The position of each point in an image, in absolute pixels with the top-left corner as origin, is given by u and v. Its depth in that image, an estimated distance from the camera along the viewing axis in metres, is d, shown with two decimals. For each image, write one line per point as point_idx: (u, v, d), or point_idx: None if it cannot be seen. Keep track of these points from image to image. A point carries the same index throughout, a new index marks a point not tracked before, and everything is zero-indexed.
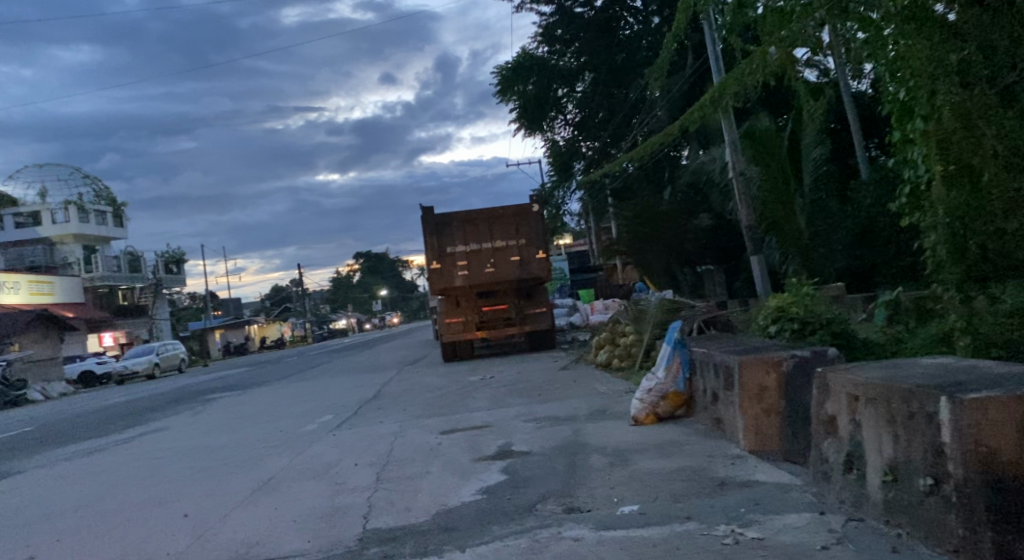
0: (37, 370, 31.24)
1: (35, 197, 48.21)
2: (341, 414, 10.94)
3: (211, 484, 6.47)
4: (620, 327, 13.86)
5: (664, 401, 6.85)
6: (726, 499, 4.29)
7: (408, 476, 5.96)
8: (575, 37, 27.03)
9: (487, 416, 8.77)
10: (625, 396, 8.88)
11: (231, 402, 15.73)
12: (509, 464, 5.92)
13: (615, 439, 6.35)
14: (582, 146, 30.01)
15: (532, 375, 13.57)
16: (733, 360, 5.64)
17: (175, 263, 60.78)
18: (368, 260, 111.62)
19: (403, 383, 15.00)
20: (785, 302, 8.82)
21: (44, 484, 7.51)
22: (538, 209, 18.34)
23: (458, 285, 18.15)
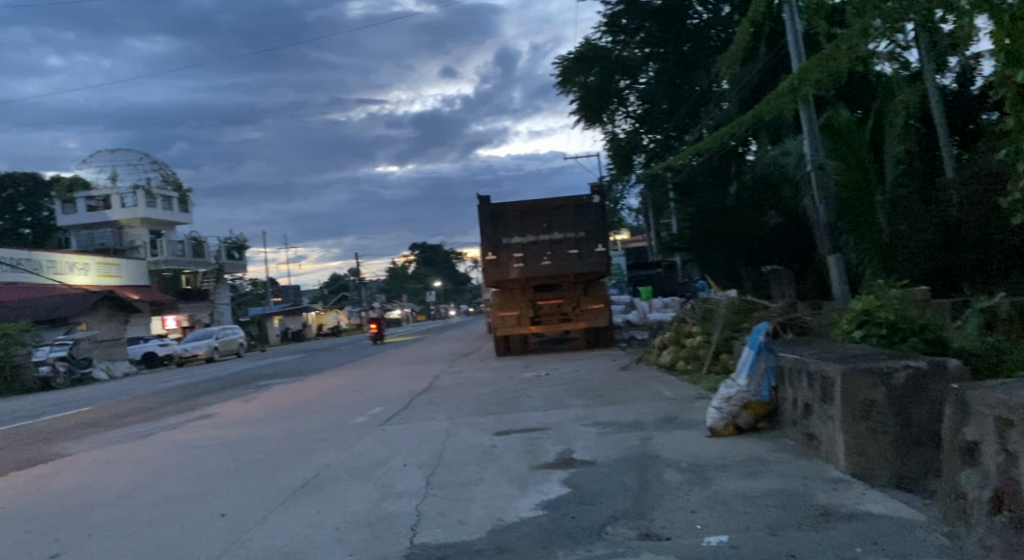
0: (103, 351, 32.20)
1: (106, 182, 49.72)
2: (391, 408, 10.57)
3: (254, 481, 6.10)
4: (685, 327, 13.06)
5: (745, 411, 6.17)
6: (835, 534, 3.61)
7: (460, 482, 5.45)
8: (641, 26, 26.46)
9: (545, 417, 8.21)
10: (695, 403, 8.19)
11: (282, 389, 15.65)
12: (570, 475, 5.35)
13: (690, 452, 5.72)
14: (645, 138, 28.94)
15: (590, 375, 12.93)
16: (831, 368, 4.94)
17: (237, 249, 62.23)
18: (424, 251, 112.30)
19: (455, 377, 14.59)
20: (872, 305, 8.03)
21: (90, 469, 7.31)
22: (598, 201, 17.68)
23: (514, 278, 17.61)
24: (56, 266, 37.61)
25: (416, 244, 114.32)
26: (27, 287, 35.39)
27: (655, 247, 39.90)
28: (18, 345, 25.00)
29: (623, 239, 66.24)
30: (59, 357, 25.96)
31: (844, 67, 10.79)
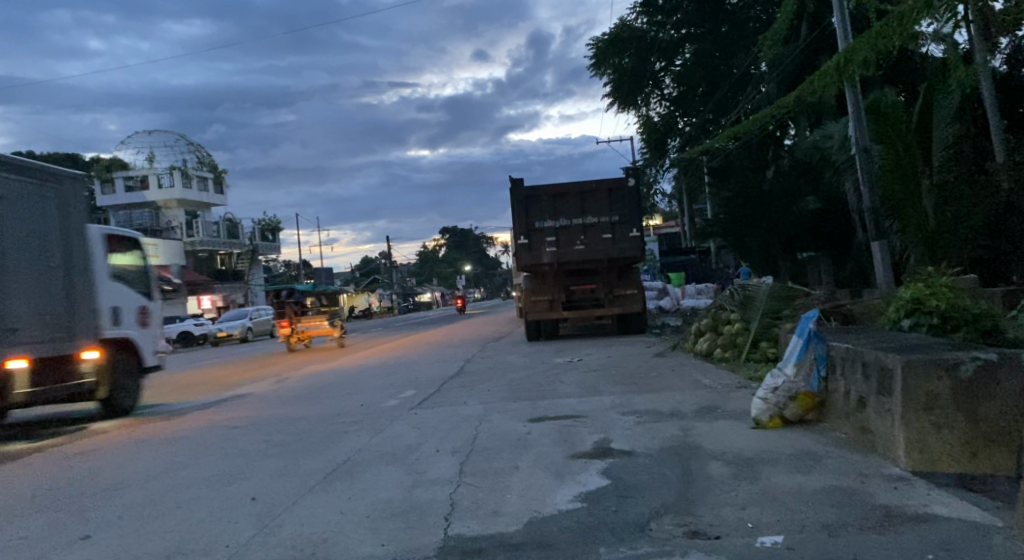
0: None
1: (144, 163, 50.46)
2: (423, 391, 10.46)
3: (284, 465, 6.00)
4: (723, 314, 12.74)
5: (793, 402, 5.89)
6: (902, 538, 3.33)
7: (495, 470, 5.27)
8: (678, 6, 25.87)
9: (581, 404, 8.02)
10: (737, 392, 7.92)
11: (313, 370, 15.69)
12: (610, 466, 5.13)
13: (734, 444, 5.47)
14: (679, 122, 28.31)
15: (625, 361, 12.70)
16: (890, 359, 4.62)
17: (271, 231, 62.95)
18: (455, 235, 112.45)
19: (487, 361, 14.48)
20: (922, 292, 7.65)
21: (122, 448, 7.31)
22: (633, 184, 17.35)
23: (547, 262, 17.32)
24: None
25: (448, 229, 114.27)
26: None
27: (688, 233, 39.37)
28: None
29: (656, 225, 65.08)
30: None
31: (893, 46, 10.23)
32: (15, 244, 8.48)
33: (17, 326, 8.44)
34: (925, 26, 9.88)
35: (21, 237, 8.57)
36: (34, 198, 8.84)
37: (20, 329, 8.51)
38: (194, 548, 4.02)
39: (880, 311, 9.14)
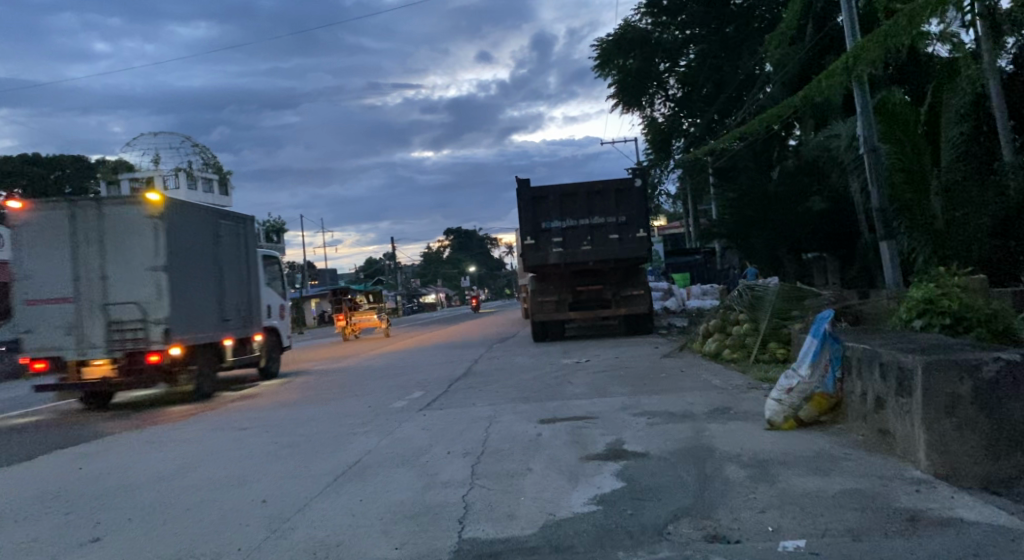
0: None
1: (150, 164, 50.46)
2: (431, 392, 10.40)
3: (294, 466, 5.96)
4: (732, 315, 12.66)
5: (808, 404, 5.82)
6: (930, 542, 3.27)
7: (508, 472, 5.22)
8: (682, 7, 25.87)
9: (591, 405, 7.95)
10: (749, 394, 7.84)
11: (319, 371, 15.64)
12: (624, 468, 5.07)
13: (749, 446, 5.41)
14: (684, 123, 28.33)
15: (633, 361, 12.62)
16: (910, 360, 4.53)
17: (276, 232, 62.96)
18: (460, 237, 112.47)
19: (494, 362, 14.42)
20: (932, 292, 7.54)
21: (130, 450, 7.27)
22: (640, 184, 17.28)
23: (553, 263, 17.26)
24: None
25: (452, 230, 114.14)
26: None
27: (693, 234, 39.23)
28: None
29: (661, 227, 64.83)
30: None
31: (902, 45, 10.09)
32: (231, 265, 12.49)
33: (230, 318, 12.33)
34: (932, 26, 9.79)
35: (231, 264, 12.54)
36: (236, 237, 12.79)
37: (232, 321, 12.47)
38: (207, 551, 3.97)
39: (889, 312, 9.04)
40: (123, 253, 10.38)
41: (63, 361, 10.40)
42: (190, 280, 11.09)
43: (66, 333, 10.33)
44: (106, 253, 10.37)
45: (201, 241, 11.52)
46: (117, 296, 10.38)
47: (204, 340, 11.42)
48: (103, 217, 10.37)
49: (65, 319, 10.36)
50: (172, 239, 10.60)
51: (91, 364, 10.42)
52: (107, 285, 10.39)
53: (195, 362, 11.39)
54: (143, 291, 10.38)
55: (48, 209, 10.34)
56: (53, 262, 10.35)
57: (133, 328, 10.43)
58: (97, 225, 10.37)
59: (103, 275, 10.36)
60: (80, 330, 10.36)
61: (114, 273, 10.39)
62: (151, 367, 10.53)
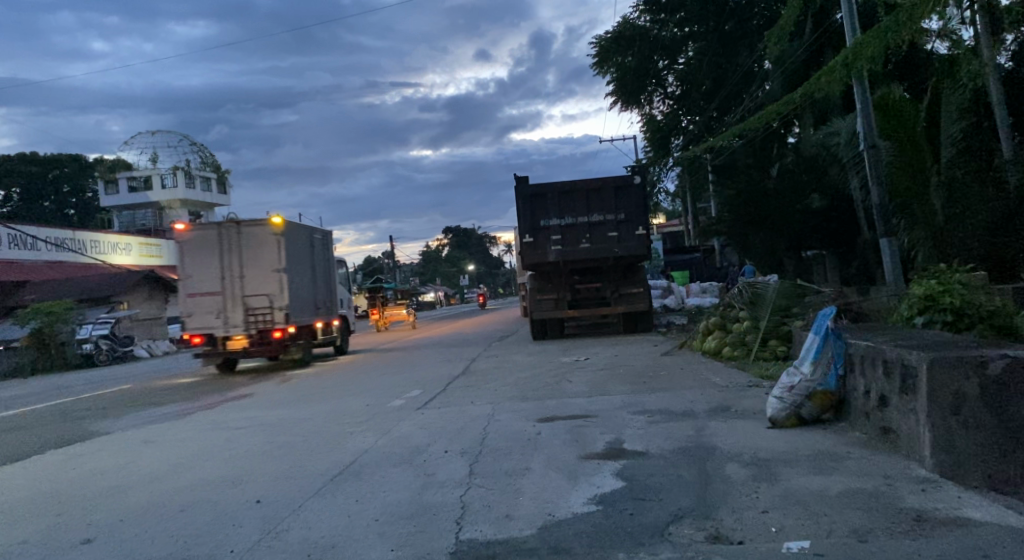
0: (145, 330, 32.76)
1: (147, 163, 50.32)
2: (429, 391, 10.32)
3: (290, 466, 5.89)
4: (732, 313, 12.60)
5: (810, 401, 5.75)
6: (938, 543, 3.20)
7: (506, 472, 5.15)
8: (681, 4, 25.72)
9: (590, 404, 7.88)
10: (749, 392, 7.77)
11: (317, 370, 15.55)
12: (624, 467, 5.00)
13: (752, 444, 5.33)
14: (683, 120, 28.22)
15: (632, 360, 12.54)
16: (915, 358, 4.45)
17: None
18: (458, 235, 112.36)
19: (493, 360, 14.35)
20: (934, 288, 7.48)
21: (125, 449, 7.19)
22: (638, 181, 17.21)
23: (552, 261, 17.18)
24: (99, 245, 38.60)
25: (451, 228, 114.00)
26: (71, 266, 36.26)
27: (692, 232, 39.13)
28: (63, 323, 25.52)
29: (660, 226, 64.65)
30: (102, 334, 26.58)
31: (901, 42, 10.01)
32: (321, 266, 17.25)
33: (320, 305, 17.04)
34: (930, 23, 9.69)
35: (319, 269, 17.13)
36: (322, 250, 17.52)
37: (320, 308, 17.11)
38: (200, 552, 3.90)
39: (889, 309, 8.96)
40: (252, 259, 14.87)
41: (214, 337, 15.00)
42: (298, 278, 15.69)
43: (215, 315, 14.88)
44: (241, 260, 14.90)
45: (299, 253, 16.09)
46: (250, 290, 14.91)
47: (306, 323, 15.99)
48: (237, 235, 14.90)
49: (214, 306, 14.90)
50: (288, 248, 15.20)
51: (232, 338, 14.99)
52: (242, 281, 14.90)
53: (298, 339, 15.87)
54: (269, 285, 14.97)
55: (203, 229, 15.01)
56: (205, 265, 14.94)
57: (262, 313, 14.98)
58: (234, 240, 14.91)
59: (237, 275, 14.81)
60: (225, 313, 14.92)
61: (247, 273, 14.90)
62: (274, 341, 15.07)
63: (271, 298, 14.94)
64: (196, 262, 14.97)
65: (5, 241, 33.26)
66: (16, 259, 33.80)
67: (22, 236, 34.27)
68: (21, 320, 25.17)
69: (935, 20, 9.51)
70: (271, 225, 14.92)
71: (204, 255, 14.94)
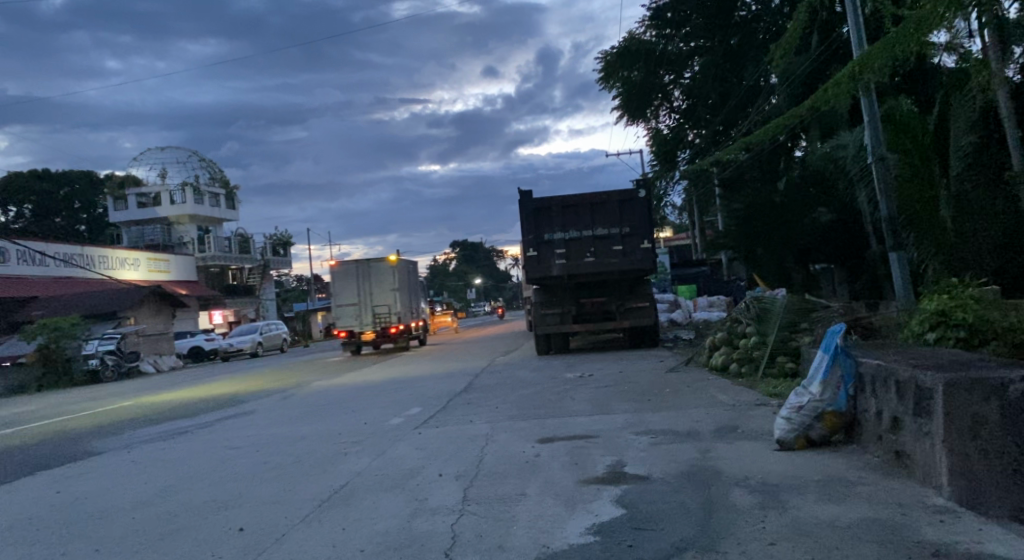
0: (151, 346, 32.71)
1: (156, 179, 50.57)
2: (429, 408, 10.13)
3: (280, 490, 5.70)
4: (739, 328, 12.38)
5: (819, 422, 5.51)
6: None
7: (501, 498, 4.93)
8: (686, 19, 25.68)
9: (592, 423, 7.66)
10: (756, 411, 7.53)
11: (320, 385, 15.38)
12: (624, 493, 4.77)
13: (757, 468, 5.10)
14: (689, 134, 28.02)
15: (637, 376, 12.29)
16: (930, 379, 4.22)
17: (283, 245, 62.87)
18: (466, 249, 112.39)
19: (496, 377, 14.13)
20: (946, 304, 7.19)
21: (115, 470, 7.03)
22: (643, 195, 16.99)
23: (556, 275, 17.00)
24: (107, 260, 38.93)
25: (458, 242, 114.15)
26: (79, 281, 36.35)
27: (700, 245, 38.86)
28: (69, 338, 25.31)
29: (668, 239, 64.28)
30: (107, 350, 26.52)
31: (909, 53, 9.73)
32: (417, 287, 26.60)
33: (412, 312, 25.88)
34: (937, 37, 9.33)
35: (412, 289, 25.95)
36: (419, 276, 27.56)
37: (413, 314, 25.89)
38: None
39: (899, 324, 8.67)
40: (377, 282, 24.08)
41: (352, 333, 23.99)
42: (404, 296, 24.76)
43: (355, 317, 24.01)
44: (368, 283, 24.10)
45: (402, 278, 25.01)
46: (377, 300, 24.17)
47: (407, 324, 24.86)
48: (367, 266, 24.16)
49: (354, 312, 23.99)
50: (397, 276, 24.30)
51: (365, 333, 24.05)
52: (371, 296, 24.12)
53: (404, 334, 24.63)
54: (389, 298, 24.26)
55: (344, 264, 24.14)
56: (346, 287, 23.98)
57: (384, 317, 24.16)
58: (365, 270, 24.12)
59: (368, 291, 24.03)
60: (361, 316, 24.04)
61: (374, 290, 24.17)
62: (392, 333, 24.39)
63: (390, 306, 24.27)
64: (338, 283, 24.04)
65: (14, 257, 33.61)
66: (24, 275, 33.91)
67: (30, 252, 34.48)
68: (27, 336, 25.19)
69: (944, 31, 9.24)
70: (388, 261, 24.12)
71: (343, 278, 24.01)
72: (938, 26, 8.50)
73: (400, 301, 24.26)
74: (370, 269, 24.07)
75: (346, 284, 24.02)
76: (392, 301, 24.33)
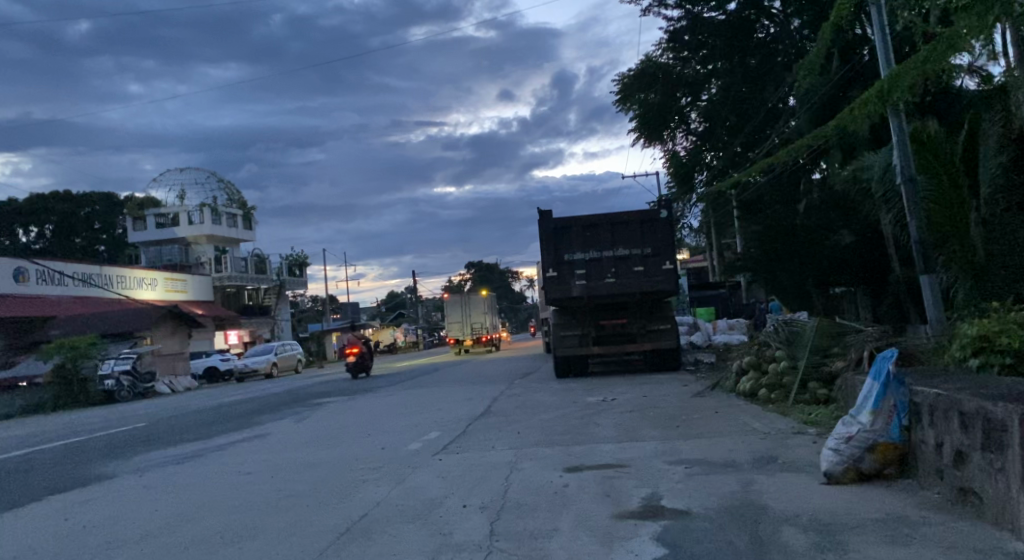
0: (167, 365, 32.75)
1: (175, 200, 51.00)
2: (448, 432, 9.84)
3: (296, 520, 5.41)
4: (767, 352, 12.02)
5: (871, 454, 5.15)
6: None
7: (531, 533, 4.61)
8: (704, 42, 25.46)
9: (620, 451, 7.32)
10: (793, 440, 7.17)
11: (337, 407, 15.13)
12: (664, 530, 4.44)
13: (807, 504, 4.75)
14: (706, 157, 27.61)
15: (662, 401, 11.92)
16: (1002, 411, 3.85)
17: (300, 266, 63.11)
18: (480, 270, 112.20)
19: (515, 400, 13.80)
20: (990, 328, 6.77)
21: (125, 497, 6.76)
22: (665, 216, 16.71)
23: (576, 296, 16.69)
24: (125, 280, 39.19)
25: (472, 262, 114.66)
26: (97, 301, 36.54)
27: (717, 267, 38.47)
28: (85, 357, 25.42)
29: (684, 260, 63.61)
30: (124, 370, 26.51)
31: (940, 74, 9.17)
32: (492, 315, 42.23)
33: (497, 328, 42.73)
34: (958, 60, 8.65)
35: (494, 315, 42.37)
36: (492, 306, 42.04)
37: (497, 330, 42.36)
38: None
39: (936, 344, 8.28)
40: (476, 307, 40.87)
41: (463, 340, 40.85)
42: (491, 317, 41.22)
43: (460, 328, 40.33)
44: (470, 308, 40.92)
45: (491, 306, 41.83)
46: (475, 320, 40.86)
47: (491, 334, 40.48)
48: (470, 298, 40.88)
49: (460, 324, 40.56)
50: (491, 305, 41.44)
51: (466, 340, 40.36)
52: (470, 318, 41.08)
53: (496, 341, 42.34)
54: (482, 317, 41.07)
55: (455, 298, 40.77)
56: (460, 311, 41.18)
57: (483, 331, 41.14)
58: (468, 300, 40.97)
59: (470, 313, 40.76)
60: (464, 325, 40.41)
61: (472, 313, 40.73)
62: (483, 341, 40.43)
63: (484, 323, 41.19)
64: (451, 309, 40.91)
65: (33, 276, 33.81)
66: (43, 294, 34.11)
67: (48, 272, 34.65)
68: (45, 355, 25.25)
69: (973, 55, 8.68)
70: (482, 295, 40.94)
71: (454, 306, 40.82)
72: (967, 49, 7.99)
73: (488, 321, 40.69)
74: (471, 300, 40.61)
75: (456, 309, 41.35)
76: (485, 320, 41.50)
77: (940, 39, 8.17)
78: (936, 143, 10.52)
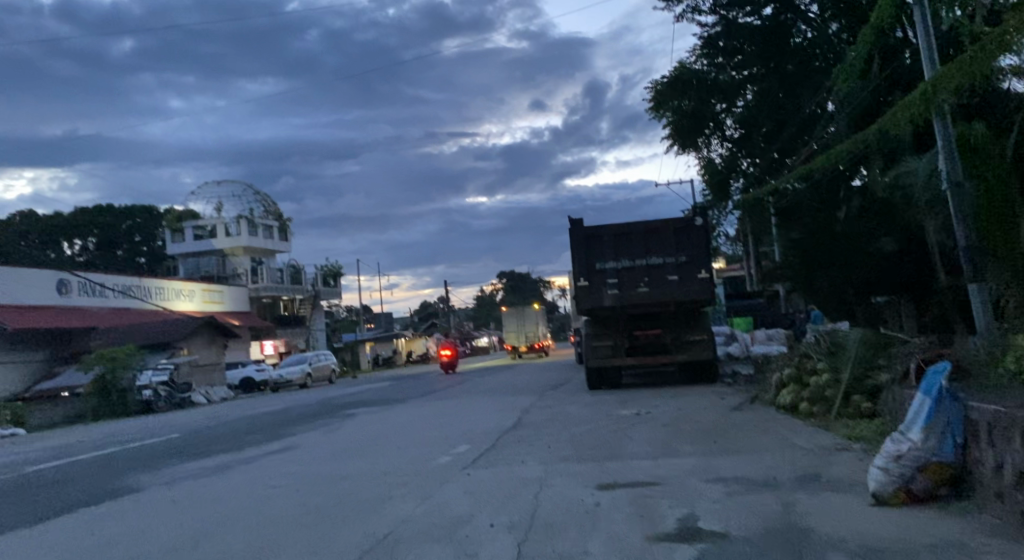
0: (204, 376, 33.19)
1: (213, 212, 51.73)
2: (477, 446, 9.66)
3: (319, 537, 5.28)
4: (807, 363, 11.64)
5: (923, 473, 4.83)
6: None
7: (560, 555, 4.41)
8: (739, 47, 25.06)
9: (656, 467, 7.07)
10: (838, 457, 6.85)
11: (368, 418, 15.08)
12: (701, 554, 4.20)
13: (855, 528, 4.45)
14: (742, 163, 27.28)
15: (698, 414, 11.62)
16: None
17: (334, 276, 63.73)
18: (512, 279, 112.20)
19: (547, 412, 13.59)
20: None
21: (150, 511, 6.71)
22: (699, 224, 16.36)
23: (609, 306, 16.44)
24: (164, 292, 39.94)
25: (505, 271, 114.90)
26: (137, 312, 37.25)
27: (754, 276, 37.83)
28: (124, 369, 25.65)
29: (719, 268, 62.66)
30: (161, 381, 26.89)
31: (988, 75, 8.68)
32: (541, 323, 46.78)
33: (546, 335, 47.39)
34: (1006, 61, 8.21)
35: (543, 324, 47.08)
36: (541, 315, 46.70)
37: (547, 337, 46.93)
38: None
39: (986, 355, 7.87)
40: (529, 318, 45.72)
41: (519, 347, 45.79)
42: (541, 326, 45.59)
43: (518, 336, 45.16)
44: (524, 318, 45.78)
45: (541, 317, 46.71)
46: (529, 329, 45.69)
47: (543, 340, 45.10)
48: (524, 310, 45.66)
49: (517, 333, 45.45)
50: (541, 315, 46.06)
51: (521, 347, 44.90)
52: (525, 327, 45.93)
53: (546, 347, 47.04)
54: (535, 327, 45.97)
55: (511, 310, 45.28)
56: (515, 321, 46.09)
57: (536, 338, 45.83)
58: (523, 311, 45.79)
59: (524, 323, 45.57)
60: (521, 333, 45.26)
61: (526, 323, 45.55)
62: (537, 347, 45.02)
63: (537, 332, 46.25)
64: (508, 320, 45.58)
65: (76, 288, 34.63)
66: (85, 305, 34.88)
67: (90, 284, 35.44)
68: (86, 366, 25.68)
69: (1016, 55, 8.37)
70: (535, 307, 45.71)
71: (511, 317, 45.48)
72: (1014, 47, 7.66)
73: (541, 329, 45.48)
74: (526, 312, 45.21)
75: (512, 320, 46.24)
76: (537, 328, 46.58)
77: (988, 38, 7.74)
78: (981, 146, 10.07)
